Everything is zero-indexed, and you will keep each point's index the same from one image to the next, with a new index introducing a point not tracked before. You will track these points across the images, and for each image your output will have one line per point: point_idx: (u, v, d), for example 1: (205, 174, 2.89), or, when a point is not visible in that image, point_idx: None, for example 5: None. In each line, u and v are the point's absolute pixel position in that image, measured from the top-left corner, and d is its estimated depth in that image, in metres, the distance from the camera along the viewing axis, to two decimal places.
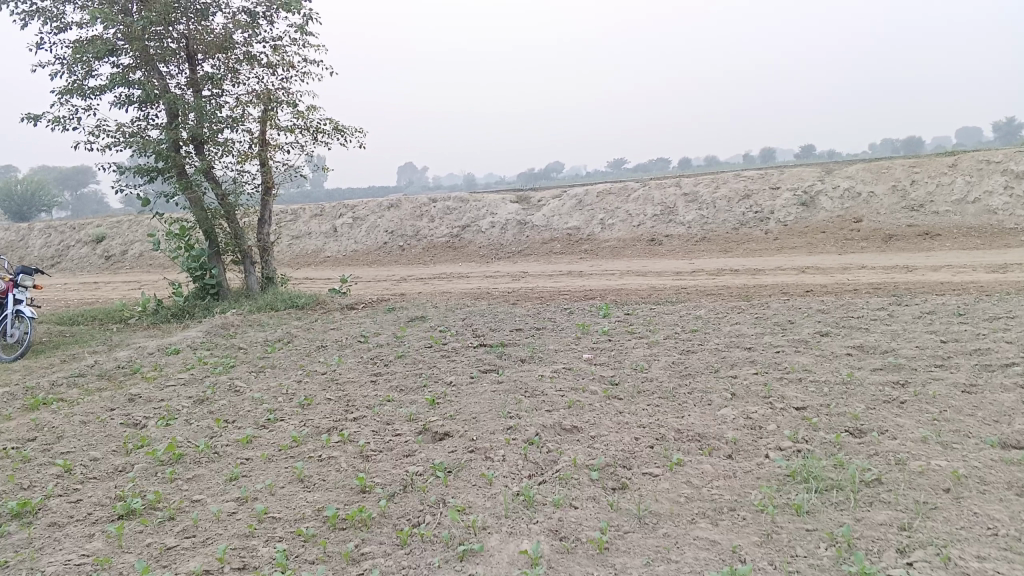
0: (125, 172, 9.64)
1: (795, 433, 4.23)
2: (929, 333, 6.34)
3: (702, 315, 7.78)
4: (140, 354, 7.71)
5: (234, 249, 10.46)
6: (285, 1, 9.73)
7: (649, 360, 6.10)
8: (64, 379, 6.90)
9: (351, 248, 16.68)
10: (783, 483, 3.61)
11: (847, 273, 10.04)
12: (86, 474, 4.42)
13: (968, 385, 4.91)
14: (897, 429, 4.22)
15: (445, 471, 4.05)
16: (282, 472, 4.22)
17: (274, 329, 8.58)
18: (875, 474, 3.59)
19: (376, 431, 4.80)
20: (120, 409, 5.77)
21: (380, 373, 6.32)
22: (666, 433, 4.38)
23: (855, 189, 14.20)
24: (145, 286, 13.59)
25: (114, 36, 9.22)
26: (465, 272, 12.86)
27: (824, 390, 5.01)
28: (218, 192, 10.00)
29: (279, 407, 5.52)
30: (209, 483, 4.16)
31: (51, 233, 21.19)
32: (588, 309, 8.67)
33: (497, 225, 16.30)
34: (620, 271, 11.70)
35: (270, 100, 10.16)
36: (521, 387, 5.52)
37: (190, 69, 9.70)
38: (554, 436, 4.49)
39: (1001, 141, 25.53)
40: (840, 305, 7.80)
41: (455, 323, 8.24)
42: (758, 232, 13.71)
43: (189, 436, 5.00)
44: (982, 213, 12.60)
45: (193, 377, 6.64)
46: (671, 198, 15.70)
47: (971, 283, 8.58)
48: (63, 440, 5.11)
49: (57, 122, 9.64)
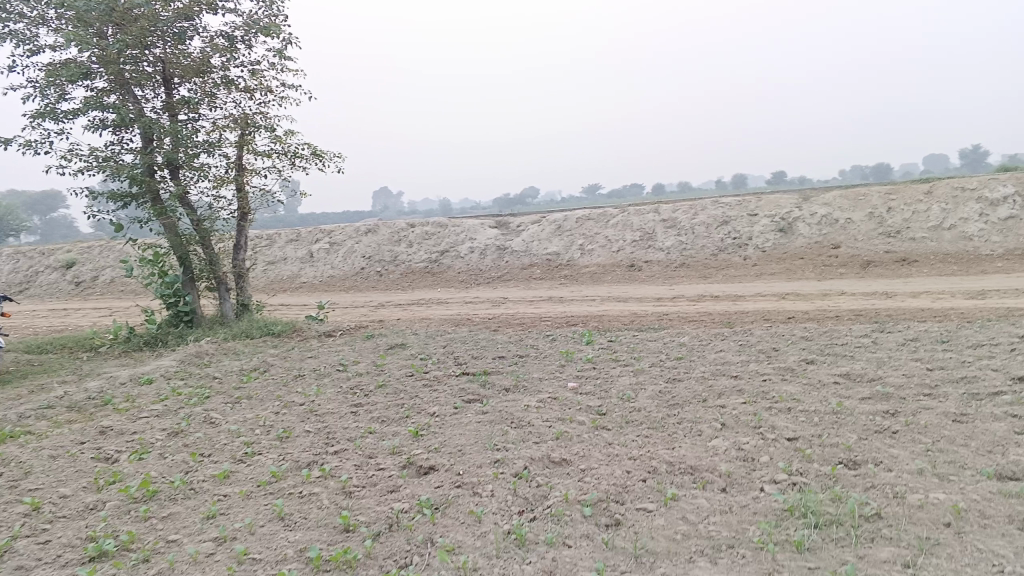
0: (98, 197, 9.45)
1: (789, 465, 4.16)
2: (915, 360, 6.31)
3: (686, 343, 7.71)
4: (112, 384, 7.49)
5: (209, 275, 10.27)
6: (264, 25, 9.65)
7: (636, 389, 6.00)
8: (32, 411, 6.67)
9: (328, 274, 16.50)
10: (781, 519, 3.52)
11: (828, 299, 10.06)
12: (55, 513, 4.23)
13: (958, 414, 4.87)
14: (892, 460, 4.15)
15: (431, 508, 3.91)
16: (261, 509, 4.06)
17: (250, 358, 8.39)
18: (874, 508, 3.52)
19: (358, 465, 4.66)
20: (91, 444, 5.56)
21: (361, 404, 6.16)
22: (657, 466, 4.28)
23: (832, 216, 14.30)
24: (117, 313, 13.31)
25: (88, 60, 9.08)
26: (445, 298, 12.74)
27: (814, 420, 4.95)
28: (193, 218, 9.82)
29: (256, 441, 5.35)
30: (185, 522, 3.99)
31: (19, 259, 20.76)
32: (571, 336, 8.58)
33: (476, 250, 16.22)
34: (601, 297, 11.65)
35: (248, 125, 10.05)
36: (507, 418, 5.39)
37: (166, 94, 9.57)
38: (543, 470, 4.38)
39: (969, 168, 26.02)
40: (824, 332, 7.78)
41: (436, 351, 8.10)
42: (737, 258, 13.76)
43: (164, 471, 4.82)
44: (958, 239, 12.72)
45: (167, 408, 6.44)
46: (650, 224, 15.72)
47: (952, 310, 8.61)
48: (31, 476, 4.91)
49: (28, 146, 9.44)
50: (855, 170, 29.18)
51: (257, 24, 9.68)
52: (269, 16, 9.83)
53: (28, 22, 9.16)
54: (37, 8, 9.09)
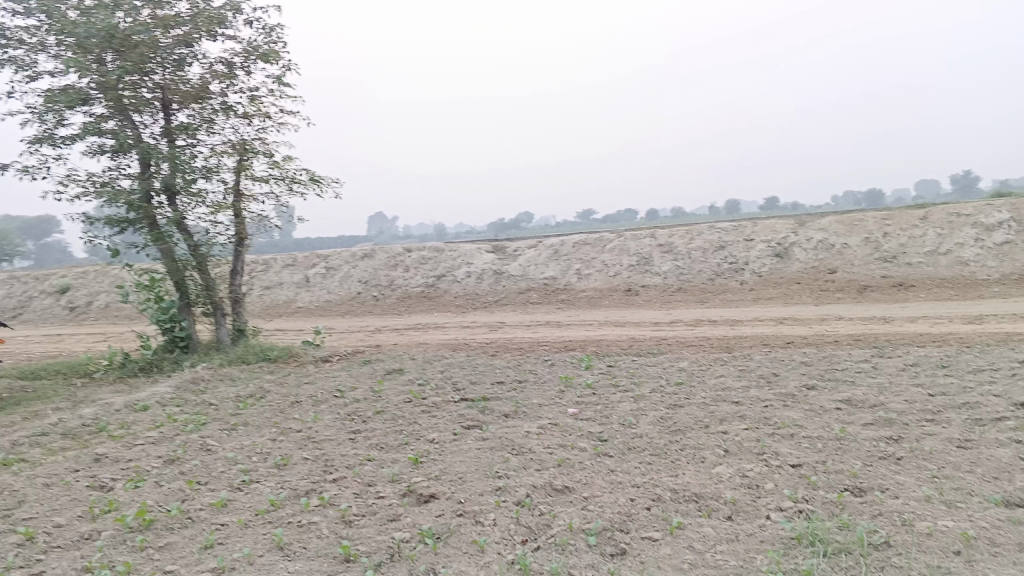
0: (95, 222, 9.42)
1: (794, 492, 4.12)
2: (916, 386, 6.28)
3: (686, 368, 7.68)
4: (107, 410, 7.41)
5: (205, 300, 10.23)
6: (263, 52, 9.68)
7: (637, 415, 5.96)
8: (26, 438, 6.59)
9: (324, 299, 16.46)
10: (789, 547, 3.48)
11: (826, 324, 10.06)
12: (50, 543, 4.15)
13: (962, 440, 4.84)
14: (898, 487, 4.12)
15: (433, 537, 3.85)
16: (260, 539, 3.99)
17: (246, 384, 8.33)
18: (883, 536, 3.48)
19: (358, 493, 4.60)
20: (86, 471, 5.49)
21: (360, 431, 6.10)
22: (661, 493, 4.24)
23: (828, 241, 14.35)
24: (111, 338, 13.22)
25: (87, 86, 9.09)
26: (441, 323, 12.70)
27: (818, 446, 4.91)
28: (190, 243, 9.79)
29: (254, 468, 5.29)
30: (183, 552, 3.93)
31: (13, 284, 20.67)
32: (570, 361, 8.55)
33: (473, 275, 16.21)
34: (599, 322, 11.63)
35: (246, 150, 10.06)
36: (507, 445, 5.34)
37: (164, 119, 9.58)
38: (546, 498, 4.33)
39: (961, 194, 26.23)
40: (823, 357, 7.76)
41: (434, 377, 8.05)
42: (734, 282, 13.77)
43: (160, 499, 4.75)
44: (954, 264, 12.76)
45: (163, 435, 6.37)
46: (646, 249, 15.75)
47: (950, 335, 8.61)
48: (25, 505, 4.84)
49: (25, 171, 9.43)
50: (848, 195, 29.39)
51: (256, 51, 9.71)
52: (268, 43, 9.87)
53: (28, 48, 9.18)
54: (37, 35, 9.11)
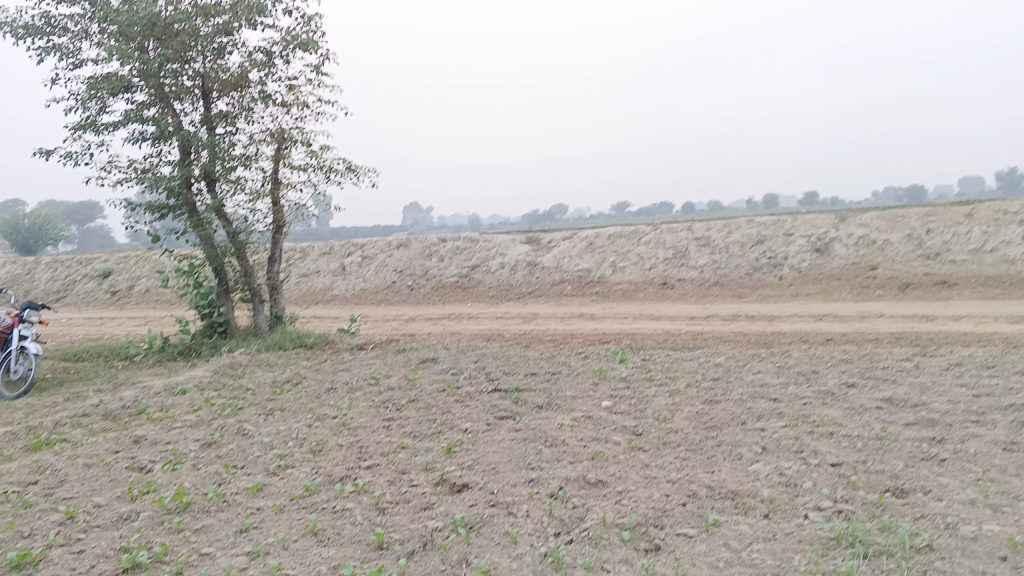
0: (136, 208, 9.56)
1: (833, 492, 4.04)
2: (960, 386, 6.14)
3: (723, 363, 7.59)
4: (145, 393, 7.53)
5: (243, 287, 10.33)
6: (302, 41, 9.73)
7: (672, 410, 5.89)
8: (67, 419, 6.72)
9: (359, 287, 16.56)
10: (828, 548, 3.41)
11: (866, 321, 9.88)
12: (89, 523, 4.23)
13: (1009, 443, 4.71)
14: (941, 489, 4.02)
15: (466, 527, 3.84)
16: (295, 524, 4.02)
17: (282, 370, 8.40)
18: (926, 539, 3.40)
19: (391, 481, 4.60)
20: (125, 453, 5.58)
21: (394, 419, 6.11)
22: (697, 490, 4.18)
23: (870, 237, 14.09)
24: (152, 323, 13.43)
25: (129, 73, 9.21)
26: (476, 313, 12.70)
27: (858, 445, 4.82)
28: (229, 230, 9.90)
29: (289, 453, 5.33)
30: (218, 535, 3.96)
31: (56, 267, 21.09)
32: (604, 353, 8.49)
33: (507, 266, 16.20)
34: (634, 315, 11.55)
35: (284, 139, 10.13)
36: (541, 437, 5.31)
37: (204, 107, 9.68)
38: (579, 490, 4.30)
39: (1007, 191, 25.63)
40: (863, 355, 7.61)
41: (468, 367, 8.05)
42: (771, 278, 13.58)
43: (197, 482, 4.81)
44: (1000, 262, 12.44)
45: (200, 419, 6.44)
46: (682, 242, 15.61)
47: (996, 335, 8.39)
48: (67, 484, 4.93)
49: (69, 157, 9.60)
50: (889, 190, 28.89)
51: (295, 39, 9.77)
52: (307, 32, 9.93)
53: (72, 36, 9.33)
54: (81, 22, 9.25)
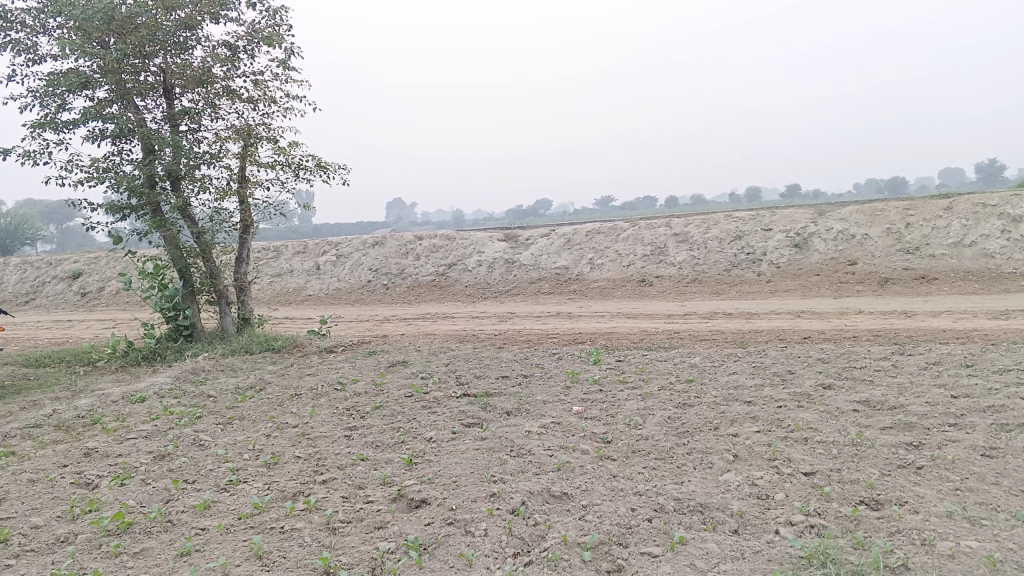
0: (97, 208, 9.24)
1: (806, 505, 3.87)
2: (938, 387, 5.98)
3: (698, 364, 7.41)
4: (102, 401, 7.26)
5: (209, 289, 10.04)
6: (267, 35, 9.44)
7: (644, 415, 5.70)
8: (17, 430, 6.45)
9: (334, 286, 16.29)
10: (799, 569, 3.23)
11: (845, 318, 9.75)
12: (22, 546, 3.98)
13: (987, 448, 4.55)
14: (917, 500, 3.85)
15: (419, 549, 3.63)
16: (239, 547, 3.79)
17: (247, 375, 8.15)
18: (901, 558, 3.22)
19: (346, 497, 4.38)
20: (72, 468, 5.32)
21: (356, 428, 5.88)
22: (664, 503, 4.00)
23: (849, 231, 13.97)
24: (119, 326, 13.10)
25: (89, 69, 8.89)
26: (450, 312, 12.48)
27: (833, 452, 4.65)
28: (194, 230, 9.60)
29: (243, 467, 5.09)
30: (157, 559, 3.73)
31: (26, 269, 20.67)
32: (578, 354, 8.29)
33: (484, 264, 15.98)
34: (611, 314, 11.37)
35: (251, 136, 9.86)
36: (506, 446, 5.11)
37: (167, 103, 9.39)
38: (542, 505, 4.11)
39: (987, 183, 25.67)
40: (841, 354, 7.46)
41: (438, 370, 7.81)
42: (751, 274, 13.45)
43: (143, 500, 4.56)
44: (979, 256, 12.33)
45: (156, 429, 6.18)
46: (661, 238, 15.45)
47: (974, 331, 8.26)
48: (5, 503, 4.68)
49: (27, 156, 9.29)
50: (870, 183, 28.94)
51: (260, 34, 9.48)
52: (272, 26, 9.65)
53: (29, 31, 9.00)
54: (38, 17, 8.93)
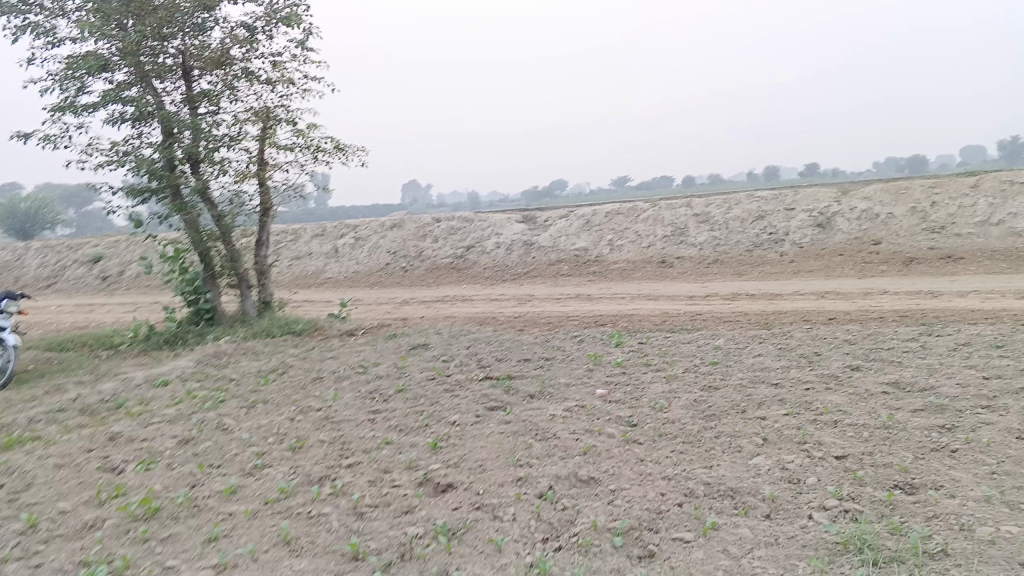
0: (118, 192, 9.23)
1: (839, 489, 3.80)
2: (969, 368, 5.88)
3: (722, 346, 7.33)
4: (126, 385, 7.28)
5: (229, 272, 10.03)
6: (285, 16, 9.37)
7: (669, 398, 5.64)
8: (43, 415, 6.49)
9: (352, 269, 16.29)
10: (835, 555, 3.17)
11: (870, 299, 9.62)
12: (51, 532, 4.00)
13: (1023, 431, 4.46)
14: (953, 484, 3.78)
15: (447, 534, 3.60)
16: (266, 532, 3.78)
17: (268, 358, 8.16)
18: (940, 544, 3.15)
19: (372, 482, 4.36)
20: (98, 452, 5.34)
21: (379, 411, 5.86)
22: (694, 488, 3.95)
23: (873, 211, 13.78)
24: (141, 310, 13.17)
25: (107, 52, 8.87)
26: (470, 295, 12.44)
27: (864, 435, 4.57)
28: (214, 213, 9.58)
29: (268, 451, 5.08)
30: (185, 545, 3.73)
31: (47, 253, 20.81)
32: (600, 337, 8.23)
33: (503, 246, 15.91)
34: (631, 295, 11.29)
35: (269, 118, 9.81)
36: (531, 429, 5.07)
37: (185, 85, 9.34)
38: (569, 490, 4.07)
39: (1011, 160, 25.24)
40: (868, 335, 7.36)
41: (459, 353, 7.78)
42: (772, 254, 13.31)
43: (169, 485, 4.56)
44: (1006, 235, 12.12)
45: (180, 413, 6.19)
46: (681, 219, 15.31)
47: (1004, 311, 8.12)
48: (34, 488, 4.70)
49: (48, 140, 9.29)
50: (890, 161, 28.57)
51: (278, 14, 9.41)
52: (290, 7, 9.57)
53: (47, 14, 8.98)
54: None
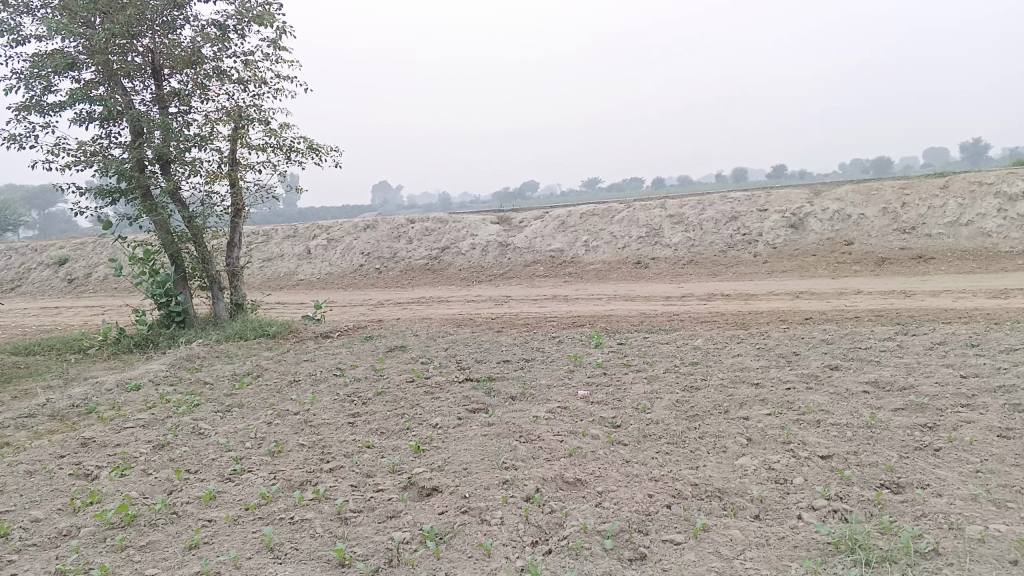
0: (85, 193, 9.03)
1: (827, 489, 3.80)
2: (946, 367, 5.94)
3: (701, 346, 7.34)
4: (97, 389, 7.11)
5: (201, 274, 9.86)
6: (257, 14, 9.24)
7: (652, 399, 5.62)
8: (11, 421, 6.31)
9: (325, 271, 16.13)
10: (827, 555, 3.17)
11: (844, 298, 9.70)
12: (24, 541, 3.87)
13: (1004, 429, 4.50)
14: (939, 483, 3.79)
15: (435, 538, 3.54)
16: (249, 538, 3.69)
17: (242, 361, 8.02)
18: (931, 543, 3.16)
19: (355, 486, 4.28)
20: (70, 458, 5.19)
21: (359, 414, 5.78)
22: (682, 489, 3.93)
23: (844, 211, 13.93)
24: (109, 313, 12.90)
25: (75, 50, 8.68)
26: (445, 296, 12.36)
27: (847, 434, 4.59)
28: (185, 215, 9.42)
29: (246, 456, 4.98)
30: (165, 553, 3.63)
31: (10, 255, 20.36)
32: (578, 338, 8.21)
33: (477, 246, 15.85)
34: (608, 296, 11.29)
35: (241, 118, 9.66)
36: (515, 431, 5.02)
37: (155, 85, 9.17)
38: (556, 492, 4.02)
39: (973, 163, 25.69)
40: (845, 335, 7.41)
41: (438, 354, 7.71)
42: (747, 255, 13.39)
43: (145, 491, 4.45)
44: (976, 235, 12.31)
45: (154, 418, 6.05)
46: (656, 220, 15.36)
47: (976, 310, 8.22)
48: (3, 496, 4.56)
49: (13, 140, 9.08)
50: (856, 163, 28.97)
51: (250, 13, 9.28)
52: (262, 5, 9.43)
53: (12, 12, 8.76)
54: None
